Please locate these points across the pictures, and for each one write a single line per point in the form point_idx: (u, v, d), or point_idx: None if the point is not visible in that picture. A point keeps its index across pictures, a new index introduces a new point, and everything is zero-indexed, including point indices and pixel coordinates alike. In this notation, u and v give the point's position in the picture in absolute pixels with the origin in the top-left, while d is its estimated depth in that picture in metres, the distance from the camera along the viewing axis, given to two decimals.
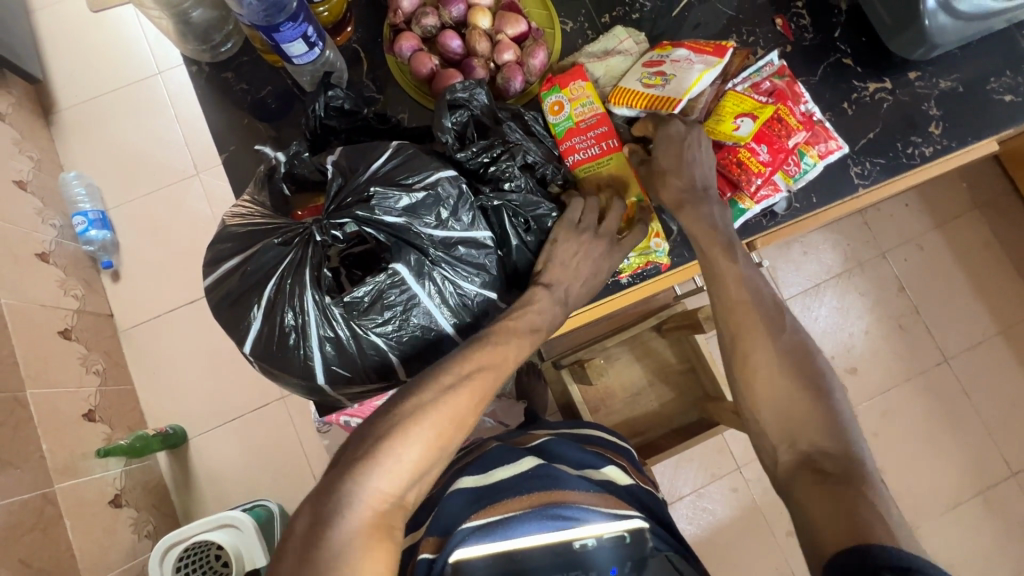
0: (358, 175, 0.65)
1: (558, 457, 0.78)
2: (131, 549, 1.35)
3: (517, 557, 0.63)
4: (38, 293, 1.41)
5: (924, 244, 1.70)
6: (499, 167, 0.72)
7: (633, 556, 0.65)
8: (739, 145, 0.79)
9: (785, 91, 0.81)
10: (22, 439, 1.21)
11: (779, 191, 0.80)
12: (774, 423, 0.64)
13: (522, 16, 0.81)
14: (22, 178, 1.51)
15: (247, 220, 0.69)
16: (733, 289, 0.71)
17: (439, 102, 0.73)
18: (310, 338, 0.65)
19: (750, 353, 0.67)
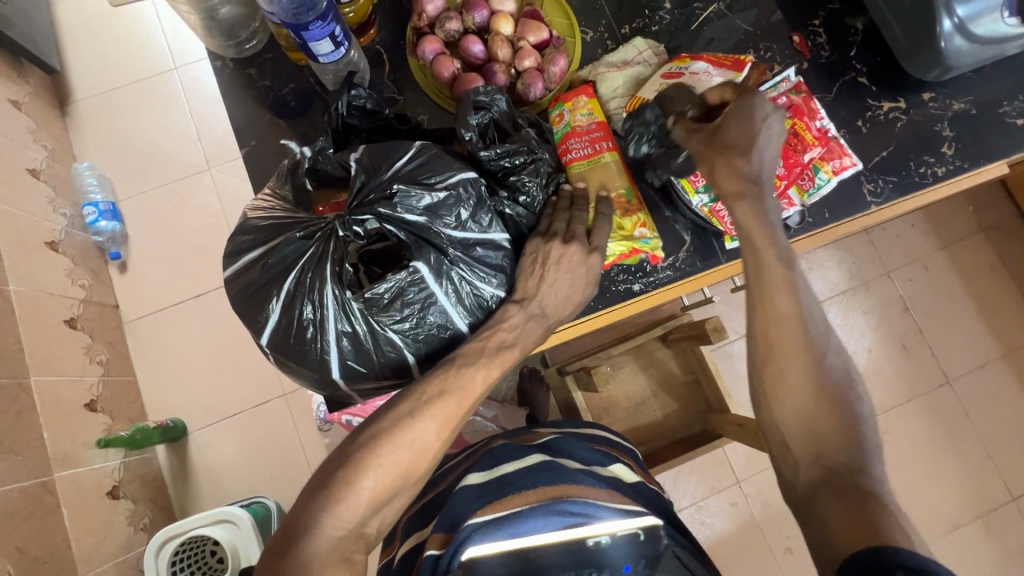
0: (381, 173, 0.66)
1: (568, 453, 0.79)
2: (126, 542, 1.34)
3: (530, 555, 0.63)
4: (47, 281, 1.41)
5: (929, 265, 1.71)
6: (520, 172, 0.73)
7: (646, 554, 0.65)
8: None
9: (801, 107, 0.80)
10: (24, 427, 1.20)
11: (792, 205, 0.81)
12: (799, 443, 0.62)
13: (544, 24, 0.83)
14: (36, 167, 1.52)
15: (269, 213, 0.69)
16: (781, 296, 0.65)
17: (463, 102, 0.73)
18: (328, 332, 0.66)
19: (786, 369, 0.63)
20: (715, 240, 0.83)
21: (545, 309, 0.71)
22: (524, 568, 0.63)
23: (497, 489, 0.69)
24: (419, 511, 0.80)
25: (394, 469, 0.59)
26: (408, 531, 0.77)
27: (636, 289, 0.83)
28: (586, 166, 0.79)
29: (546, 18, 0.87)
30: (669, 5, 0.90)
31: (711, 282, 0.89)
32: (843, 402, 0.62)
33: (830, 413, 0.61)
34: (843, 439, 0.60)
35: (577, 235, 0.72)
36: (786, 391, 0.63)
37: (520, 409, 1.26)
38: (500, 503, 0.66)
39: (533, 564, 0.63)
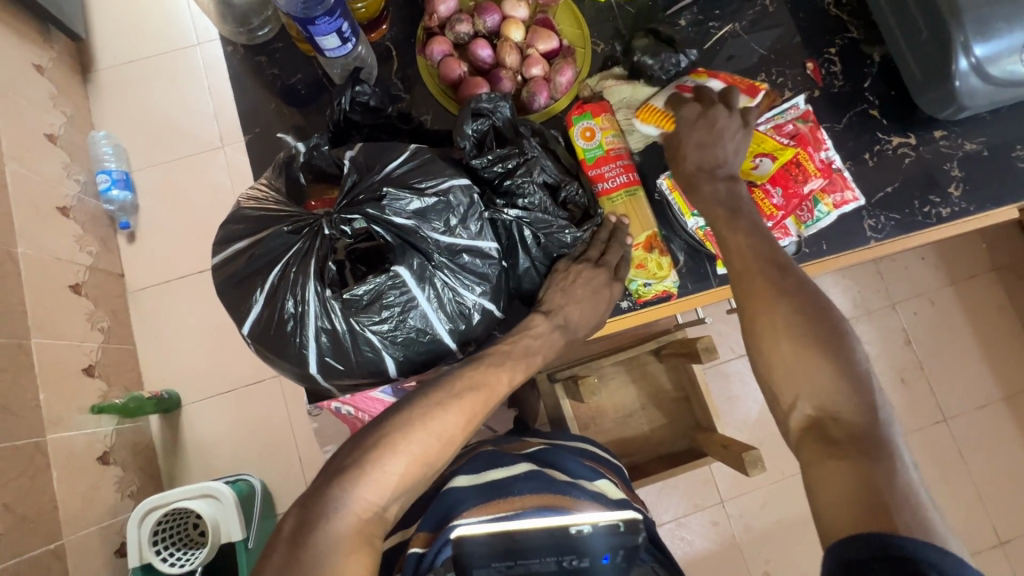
0: (373, 174, 0.66)
1: (555, 465, 0.81)
2: (113, 506, 1.37)
3: (516, 537, 0.64)
4: (56, 245, 1.44)
5: (936, 300, 1.68)
6: (514, 181, 0.72)
7: (626, 545, 0.64)
8: (754, 184, 0.79)
9: (807, 136, 0.79)
10: (23, 386, 1.22)
11: (789, 236, 0.79)
12: (785, 388, 0.61)
13: (555, 32, 0.82)
14: (53, 132, 1.54)
15: (262, 199, 0.71)
16: (739, 256, 0.69)
17: (463, 109, 0.73)
18: (307, 327, 0.66)
19: (756, 313, 0.64)
20: (710, 263, 0.82)
21: (569, 320, 0.78)
22: (510, 551, 0.64)
23: (484, 493, 0.70)
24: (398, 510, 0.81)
25: (421, 457, 0.61)
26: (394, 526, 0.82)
27: (623, 306, 0.83)
28: (608, 201, 0.80)
29: (559, 28, 0.86)
30: (684, 21, 0.89)
31: (706, 304, 0.87)
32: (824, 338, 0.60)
33: (811, 350, 0.60)
34: (831, 374, 0.58)
35: (609, 262, 0.78)
36: (764, 341, 0.63)
37: (507, 411, 1.27)
38: (489, 506, 0.68)
39: (517, 546, 0.63)
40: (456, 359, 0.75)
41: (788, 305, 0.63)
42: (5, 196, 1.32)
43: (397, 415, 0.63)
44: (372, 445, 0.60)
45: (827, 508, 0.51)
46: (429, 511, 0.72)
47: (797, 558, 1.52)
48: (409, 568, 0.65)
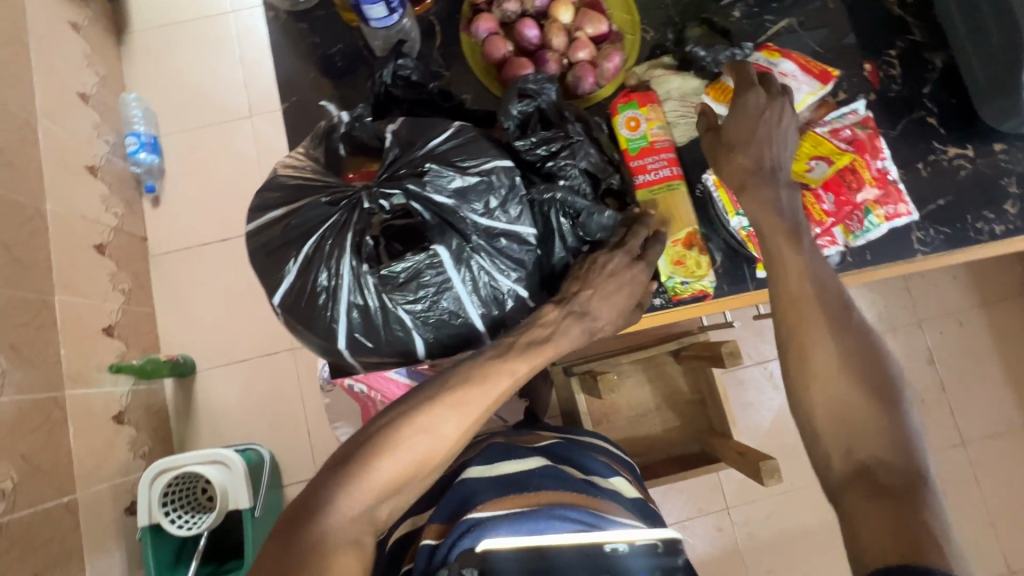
0: (415, 149, 0.65)
1: (568, 461, 0.81)
2: (125, 465, 1.38)
3: (546, 552, 0.60)
4: (84, 204, 1.45)
5: (964, 321, 1.64)
6: (556, 163, 0.71)
7: (664, 566, 0.62)
8: (806, 188, 0.74)
9: (865, 142, 0.75)
10: (45, 341, 1.24)
11: (835, 244, 0.76)
12: (831, 431, 0.59)
13: (604, 16, 0.80)
14: (86, 91, 1.54)
15: (298, 165, 0.70)
16: (800, 283, 0.66)
17: (509, 89, 0.72)
18: (339, 301, 0.65)
19: (807, 349, 0.63)
20: (747, 265, 0.80)
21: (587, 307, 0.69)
22: (538, 569, 0.60)
23: (503, 488, 0.71)
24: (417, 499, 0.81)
25: (415, 457, 0.60)
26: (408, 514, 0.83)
27: (655, 304, 0.79)
28: (653, 193, 0.77)
29: (608, 12, 0.83)
30: (738, 12, 0.85)
31: (738, 308, 0.85)
32: (872, 393, 0.59)
33: (854, 396, 0.59)
34: (877, 417, 0.58)
35: (627, 243, 0.71)
36: (811, 380, 0.62)
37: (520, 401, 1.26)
38: (511, 499, 0.68)
39: (546, 563, 0.60)
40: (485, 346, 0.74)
41: (840, 347, 0.62)
42: (36, 151, 1.33)
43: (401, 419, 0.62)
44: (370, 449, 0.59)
45: (865, 562, 0.49)
46: (441, 503, 0.72)
47: (800, 571, 1.51)
48: (422, 561, 0.64)
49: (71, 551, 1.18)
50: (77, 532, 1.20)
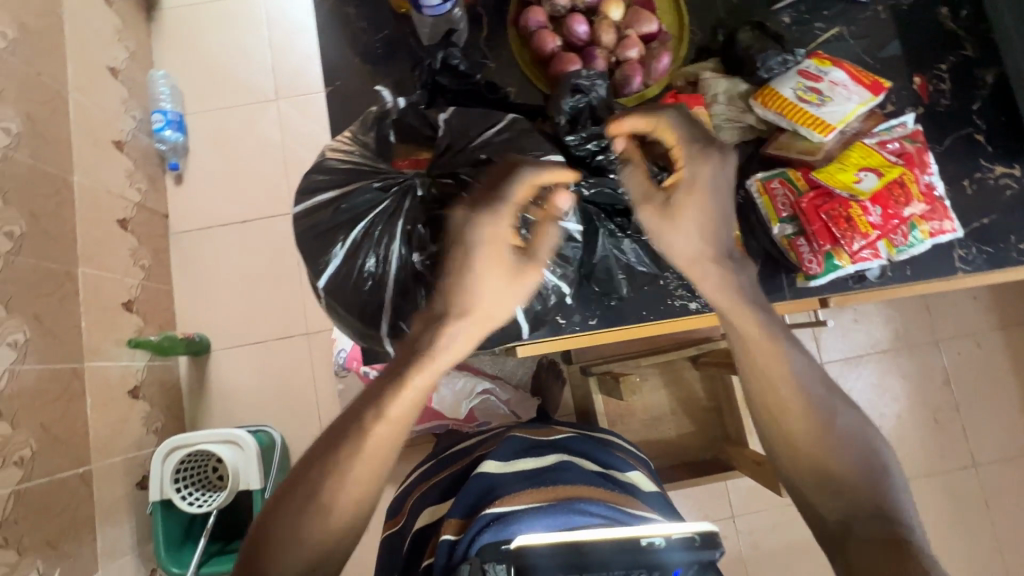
0: (470, 139, 0.67)
1: (585, 453, 0.82)
2: (139, 440, 1.39)
3: (582, 548, 0.56)
4: (109, 179, 1.45)
5: (983, 342, 1.63)
6: (606, 158, 0.73)
7: (703, 562, 0.56)
8: (854, 198, 0.71)
9: (914, 156, 0.74)
10: (67, 311, 1.24)
11: (878, 258, 0.72)
12: (820, 497, 0.56)
13: (655, 15, 0.79)
14: (116, 66, 1.55)
15: (345, 150, 0.70)
16: (775, 364, 0.58)
17: (562, 83, 0.72)
18: (387, 287, 0.67)
19: (790, 433, 0.58)
20: (787, 274, 0.78)
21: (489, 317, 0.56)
22: (573, 564, 0.55)
23: (529, 480, 0.74)
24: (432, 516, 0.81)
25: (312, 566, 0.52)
26: (425, 505, 0.86)
27: (690, 307, 0.81)
28: None
29: (657, 11, 0.82)
30: (788, 17, 0.84)
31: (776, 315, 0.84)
32: (858, 457, 0.56)
33: (838, 461, 0.56)
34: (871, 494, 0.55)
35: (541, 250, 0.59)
36: (797, 456, 0.58)
37: (530, 399, 1.32)
38: (541, 493, 0.71)
39: (583, 560, 0.55)
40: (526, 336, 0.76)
41: (821, 423, 0.57)
42: (66, 123, 1.34)
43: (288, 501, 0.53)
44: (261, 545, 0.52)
45: None
46: (460, 496, 0.74)
47: None
48: (443, 557, 0.67)
49: (84, 522, 1.19)
50: (90, 504, 1.21)
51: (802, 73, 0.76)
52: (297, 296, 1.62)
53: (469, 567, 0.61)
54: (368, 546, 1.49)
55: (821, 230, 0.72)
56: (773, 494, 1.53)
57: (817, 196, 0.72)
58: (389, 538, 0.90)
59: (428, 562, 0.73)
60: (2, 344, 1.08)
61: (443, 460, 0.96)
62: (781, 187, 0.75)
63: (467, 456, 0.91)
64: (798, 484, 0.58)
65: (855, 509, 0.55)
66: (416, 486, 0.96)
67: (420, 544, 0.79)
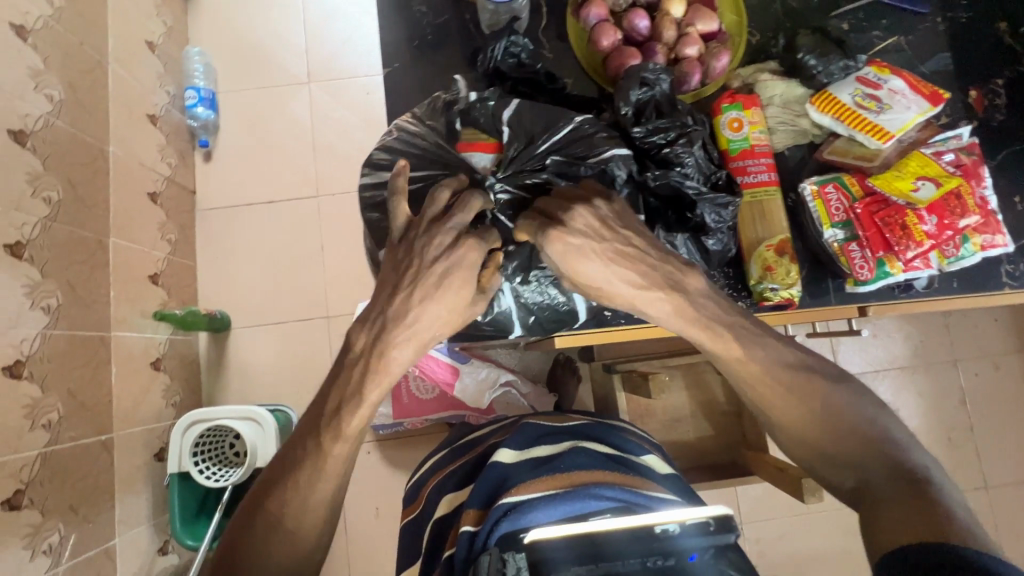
0: (536, 145, 0.71)
1: (600, 437, 0.82)
2: (158, 413, 1.40)
3: (598, 539, 0.55)
4: (142, 152, 1.46)
5: (1000, 364, 1.62)
6: (673, 151, 0.71)
7: (718, 544, 0.55)
8: (911, 206, 0.72)
9: (970, 169, 0.74)
10: (97, 280, 1.25)
11: (929, 267, 0.73)
12: (827, 470, 0.58)
13: (716, 15, 0.79)
14: (153, 40, 1.55)
15: (413, 132, 0.73)
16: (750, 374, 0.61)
17: (627, 76, 0.72)
18: None
19: (781, 417, 0.61)
20: (833, 279, 0.78)
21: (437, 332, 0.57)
22: (590, 555, 0.53)
23: (542, 467, 0.72)
24: (441, 516, 0.79)
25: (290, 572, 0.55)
26: (443, 494, 0.84)
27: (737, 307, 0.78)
28: (762, 193, 0.75)
29: (718, 9, 0.82)
30: (847, 24, 0.85)
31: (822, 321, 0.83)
32: (864, 420, 0.58)
33: (831, 438, 0.58)
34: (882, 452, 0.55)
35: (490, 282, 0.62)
36: (796, 434, 0.60)
37: (549, 396, 1.33)
38: (556, 479, 0.69)
39: (600, 549, 0.54)
40: (577, 324, 0.83)
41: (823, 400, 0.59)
42: (105, 94, 1.35)
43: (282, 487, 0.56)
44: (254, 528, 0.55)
45: None
46: (475, 488, 0.72)
47: None
48: (463, 549, 0.65)
49: (103, 489, 1.20)
50: (110, 472, 1.22)
51: (858, 77, 0.77)
52: (319, 279, 1.62)
53: (490, 559, 0.56)
54: (376, 530, 1.50)
55: (875, 237, 0.73)
56: (781, 503, 1.52)
57: (872, 203, 0.73)
58: (410, 525, 0.90)
59: (448, 552, 0.70)
60: (36, 309, 1.09)
61: (457, 450, 0.95)
62: (835, 193, 0.75)
63: (478, 447, 0.90)
64: (807, 461, 0.60)
65: (870, 475, 0.55)
66: (432, 475, 0.95)
67: (441, 536, 0.77)
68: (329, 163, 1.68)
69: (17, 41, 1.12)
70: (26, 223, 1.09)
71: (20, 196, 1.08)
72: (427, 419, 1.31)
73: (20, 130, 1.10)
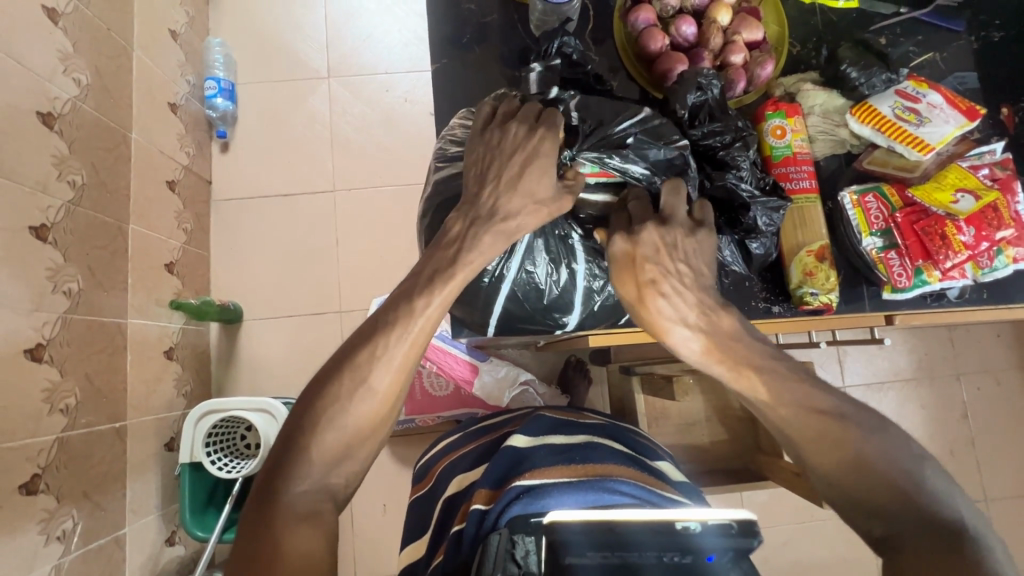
0: (609, 126, 0.68)
1: (616, 438, 0.82)
2: (170, 402, 1.39)
3: (612, 527, 0.52)
4: (162, 140, 1.45)
5: (1002, 379, 1.65)
6: (729, 154, 0.72)
7: (739, 548, 0.51)
8: (950, 217, 0.74)
9: (1005, 183, 0.76)
10: (116, 266, 1.25)
11: (964, 278, 0.76)
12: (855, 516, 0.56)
13: (760, 24, 0.81)
14: (176, 29, 1.55)
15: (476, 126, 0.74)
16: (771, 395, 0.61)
17: (681, 80, 0.73)
18: (512, 267, 0.73)
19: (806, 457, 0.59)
20: (868, 286, 0.81)
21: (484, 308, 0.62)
22: (609, 543, 0.51)
23: (557, 455, 0.73)
24: (451, 495, 0.80)
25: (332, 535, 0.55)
26: (454, 474, 0.85)
27: (775, 311, 0.81)
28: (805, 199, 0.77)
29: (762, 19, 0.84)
30: (885, 38, 0.88)
31: (841, 326, 0.87)
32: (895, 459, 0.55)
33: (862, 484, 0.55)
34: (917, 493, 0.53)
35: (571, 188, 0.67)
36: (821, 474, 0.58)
37: (562, 396, 1.34)
38: (568, 468, 0.70)
39: (617, 539, 0.51)
40: (622, 320, 0.84)
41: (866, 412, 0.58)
42: (129, 80, 1.34)
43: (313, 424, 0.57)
44: (286, 452, 0.56)
45: None
46: (490, 467, 0.73)
47: None
48: (472, 525, 0.66)
49: (115, 476, 1.18)
50: (122, 460, 1.21)
51: (896, 88, 0.79)
52: (334, 273, 1.62)
53: (499, 539, 0.57)
54: (383, 526, 1.49)
55: (915, 245, 0.75)
56: (787, 510, 1.54)
57: (912, 212, 0.75)
58: (417, 504, 0.91)
59: (455, 528, 0.70)
60: (58, 292, 1.09)
61: (471, 433, 0.95)
62: (875, 202, 0.77)
63: (496, 430, 0.89)
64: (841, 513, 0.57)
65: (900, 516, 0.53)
66: (441, 458, 0.95)
67: (449, 511, 0.77)
68: (347, 158, 1.68)
69: (49, 24, 1.12)
70: (51, 206, 1.09)
71: (46, 178, 1.08)
72: (439, 416, 1.30)
73: (49, 113, 1.10)
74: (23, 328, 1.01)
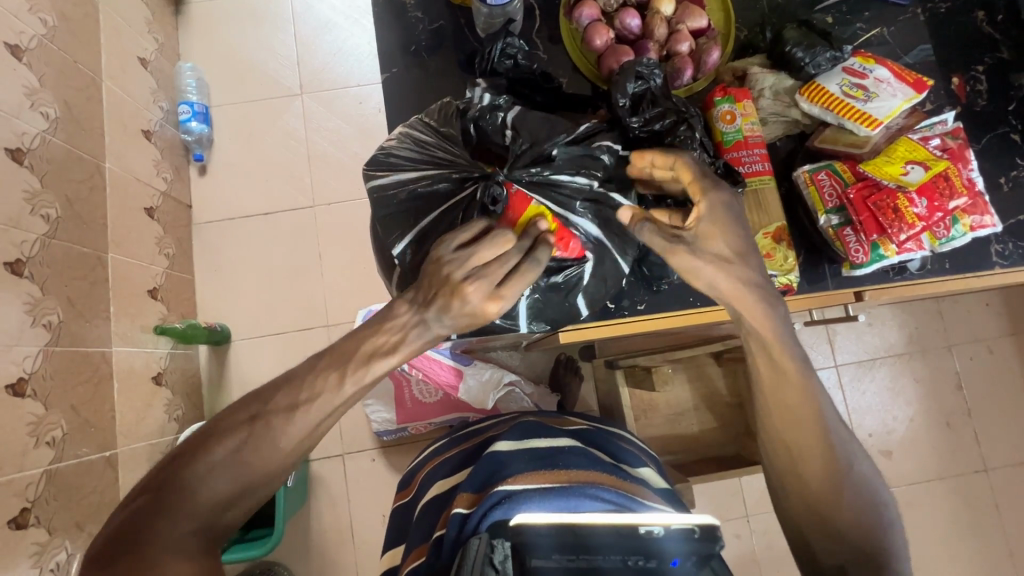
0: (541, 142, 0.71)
1: (601, 446, 0.82)
2: (161, 427, 1.39)
3: (580, 531, 0.56)
4: (138, 168, 1.46)
5: (994, 347, 1.64)
6: (677, 137, 0.73)
7: (700, 552, 0.54)
8: (901, 189, 0.74)
9: (955, 152, 0.77)
10: (96, 295, 1.25)
11: (921, 249, 0.76)
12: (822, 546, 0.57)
13: (704, 11, 0.82)
14: (146, 57, 1.56)
15: (424, 140, 0.76)
16: (794, 390, 0.59)
17: (624, 70, 0.74)
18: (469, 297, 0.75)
19: (808, 486, 0.58)
20: (829, 265, 0.82)
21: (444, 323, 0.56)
22: (573, 547, 0.55)
23: (536, 461, 0.72)
24: (427, 501, 0.80)
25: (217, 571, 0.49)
26: (437, 478, 0.85)
27: None
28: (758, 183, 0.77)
29: (706, 7, 0.85)
30: (831, 17, 0.88)
31: (813, 307, 0.87)
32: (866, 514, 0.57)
33: (846, 505, 0.57)
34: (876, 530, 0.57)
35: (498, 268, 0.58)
36: (811, 508, 0.58)
37: (552, 395, 1.35)
38: (549, 473, 0.69)
39: (583, 541, 0.55)
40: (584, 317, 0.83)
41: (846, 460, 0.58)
42: (99, 110, 1.35)
43: (189, 455, 0.50)
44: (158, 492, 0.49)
45: None
46: (474, 471, 0.73)
47: None
48: (453, 529, 0.65)
49: (106, 506, 1.19)
50: (114, 489, 1.21)
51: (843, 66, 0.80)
52: (319, 288, 1.63)
53: (478, 543, 0.57)
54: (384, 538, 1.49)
55: (868, 220, 0.75)
56: None
57: (864, 187, 0.76)
58: (401, 511, 0.91)
59: (437, 533, 0.70)
60: (38, 326, 1.09)
61: (458, 437, 0.96)
62: (828, 179, 0.78)
63: (479, 435, 0.90)
64: (814, 545, 0.58)
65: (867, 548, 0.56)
66: (426, 463, 0.95)
67: (430, 514, 0.77)
68: (326, 173, 1.68)
69: (12, 60, 1.13)
70: (25, 240, 1.10)
71: (19, 213, 1.09)
72: (431, 423, 1.34)
73: (18, 148, 1.11)
74: (4, 364, 1.02)
